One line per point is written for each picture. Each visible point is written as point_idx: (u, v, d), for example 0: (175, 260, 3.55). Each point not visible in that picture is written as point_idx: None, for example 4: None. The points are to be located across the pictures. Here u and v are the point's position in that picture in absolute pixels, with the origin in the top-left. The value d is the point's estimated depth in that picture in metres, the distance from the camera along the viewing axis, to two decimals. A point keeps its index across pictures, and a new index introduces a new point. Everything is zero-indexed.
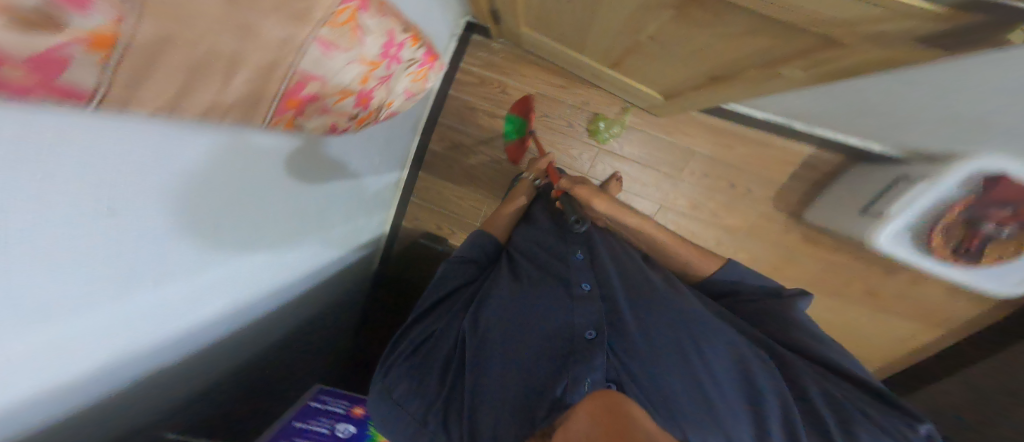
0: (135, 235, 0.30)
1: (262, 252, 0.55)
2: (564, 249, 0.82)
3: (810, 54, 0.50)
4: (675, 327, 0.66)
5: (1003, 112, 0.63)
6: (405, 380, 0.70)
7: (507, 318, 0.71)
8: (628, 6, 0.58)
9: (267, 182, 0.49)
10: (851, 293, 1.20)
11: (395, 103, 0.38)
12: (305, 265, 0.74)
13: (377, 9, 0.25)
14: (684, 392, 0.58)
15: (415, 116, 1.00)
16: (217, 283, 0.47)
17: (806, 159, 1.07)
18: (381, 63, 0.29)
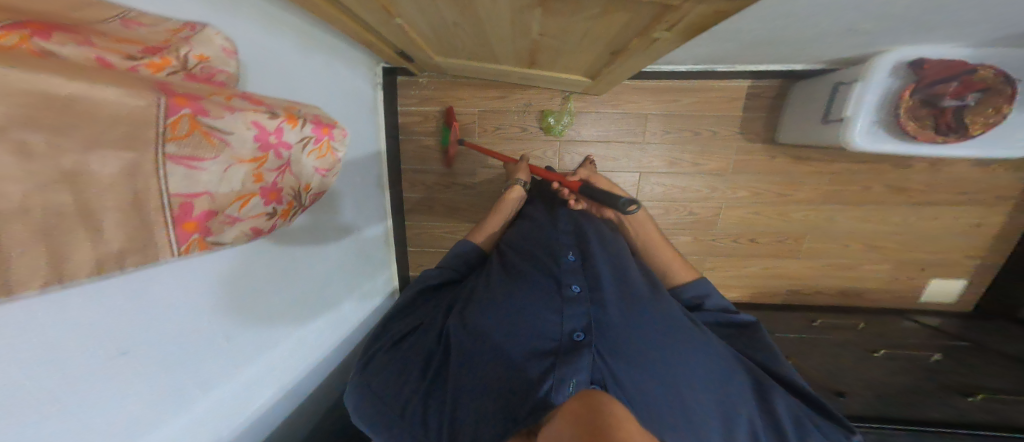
0: (148, 363, 0.39)
1: (281, 346, 0.66)
2: (557, 247, 0.75)
3: (662, 18, 0.48)
4: (659, 326, 0.61)
5: (880, 27, 0.59)
6: (385, 375, 0.62)
7: (496, 317, 0.63)
8: (505, 16, 0.60)
9: (250, 285, 0.56)
10: (874, 199, 1.08)
11: (314, 184, 0.38)
12: (327, 341, 0.82)
13: (220, 106, 0.26)
14: (659, 404, 0.53)
15: (374, 174, 1.10)
16: (240, 386, 0.55)
17: (749, 91, 1.07)
18: (267, 156, 0.30)
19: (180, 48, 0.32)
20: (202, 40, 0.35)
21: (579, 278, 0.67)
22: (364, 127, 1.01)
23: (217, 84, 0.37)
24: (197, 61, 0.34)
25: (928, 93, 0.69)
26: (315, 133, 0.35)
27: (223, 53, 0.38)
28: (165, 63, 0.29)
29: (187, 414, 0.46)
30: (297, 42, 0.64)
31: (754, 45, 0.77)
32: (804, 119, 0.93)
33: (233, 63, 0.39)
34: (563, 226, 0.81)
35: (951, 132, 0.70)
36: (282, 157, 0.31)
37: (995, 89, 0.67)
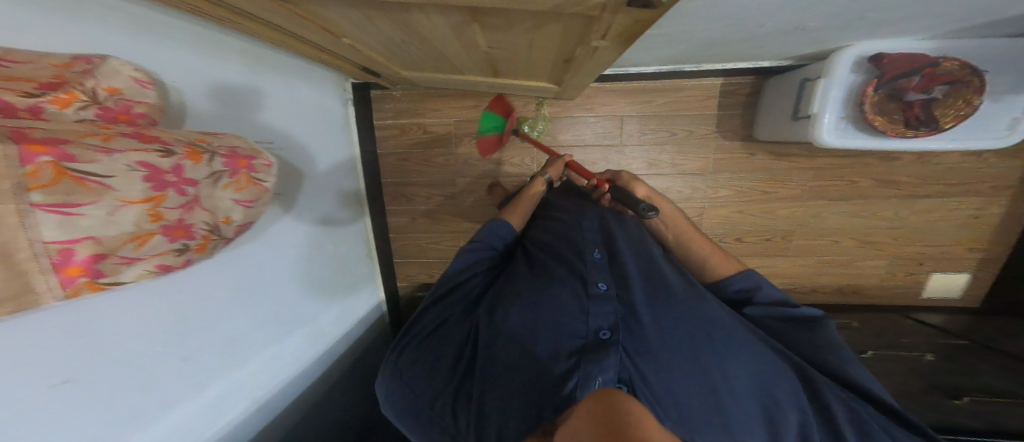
0: (92, 392, 0.37)
1: (250, 362, 0.63)
2: (582, 242, 0.68)
3: (593, 28, 0.49)
4: (694, 322, 0.55)
5: (836, 16, 0.58)
6: (417, 370, 0.60)
7: (523, 316, 0.58)
8: (448, 32, 0.60)
9: (207, 299, 0.53)
10: (860, 193, 1.03)
11: (234, 217, 0.38)
12: (301, 354, 0.78)
13: (93, 149, 0.24)
14: (697, 407, 0.49)
15: (348, 188, 1.10)
16: (210, 403, 0.54)
17: (722, 89, 1.05)
18: (165, 194, 0.29)
19: (83, 81, 0.33)
20: (109, 72, 0.36)
21: (605, 275, 0.61)
22: (334, 144, 1.02)
23: (133, 115, 0.38)
24: (106, 94, 0.35)
25: (891, 87, 0.70)
26: (229, 166, 0.35)
27: (135, 83, 0.39)
28: (73, 98, 0.31)
29: (154, 432, 0.45)
30: (244, 68, 0.66)
31: (715, 43, 0.75)
32: (779, 118, 0.92)
33: (151, 93, 0.41)
34: (588, 221, 0.72)
35: (921, 125, 0.70)
36: (186, 193, 0.31)
37: (959, 80, 0.67)
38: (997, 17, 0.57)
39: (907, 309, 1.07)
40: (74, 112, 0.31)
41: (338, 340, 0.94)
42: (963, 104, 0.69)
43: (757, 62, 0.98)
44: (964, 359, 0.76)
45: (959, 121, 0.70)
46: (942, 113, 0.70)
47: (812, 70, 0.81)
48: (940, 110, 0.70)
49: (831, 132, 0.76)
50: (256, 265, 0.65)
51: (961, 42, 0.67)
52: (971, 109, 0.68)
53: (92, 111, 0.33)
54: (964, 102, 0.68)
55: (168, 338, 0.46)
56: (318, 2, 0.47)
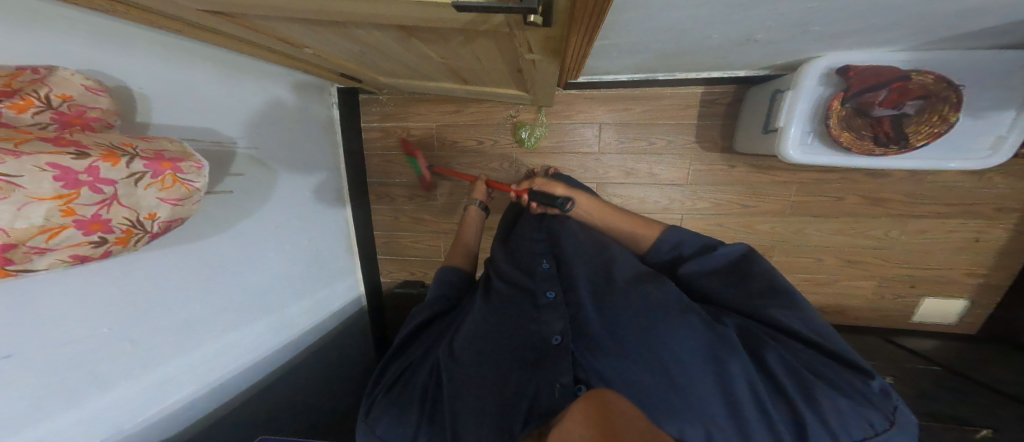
0: (32, 363, 0.42)
1: (204, 347, 0.68)
2: (532, 260, 0.66)
3: (518, 42, 0.50)
4: (637, 308, 0.50)
5: (777, 30, 0.56)
6: (388, 412, 0.54)
7: (476, 328, 0.55)
8: (393, 43, 0.62)
9: (162, 284, 0.58)
10: (845, 211, 1.02)
11: (161, 213, 0.42)
12: (258, 346, 0.82)
13: (1, 152, 0.27)
14: (652, 385, 0.43)
15: (332, 189, 1.17)
16: (153, 386, 0.59)
17: (702, 98, 1.01)
18: (79, 191, 0.32)
19: (38, 90, 0.37)
20: (59, 81, 0.40)
21: (553, 283, 0.58)
22: (314, 145, 1.09)
23: (87, 119, 0.42)
24: (60, 100, 0.39)
25: (858, 102, 0.67)
26: (152, 169, 0.39)
27: (87, 91, 0.43)
28: (28, 104, 0.35)
29: (82, 409, 0.50)
30: (214, 71, 0.71)
31: (673, 53, 0.74)
32: (754, 129, 0.89)
33: (103, 99, 0.44)
34: (533, 235, 0.71)
35: (889, 142, 0.69)
36: (103, 192, 0.34)
37: (934, 95, 0.64)
38: (963, 30, 0.53)
39: (896, 332, 1.08)
40: (29, 116, 0.36)
41: (306, 330, 1.00)
42: (939, 121, 0.66)
43: (733, 73, 0.92)
44: (925, 383, 0.75)
45: (932, 138, 0.68)
46: (914, 131, 0.68)
47: (783, 81, 0.78)
48: (912, 127, 0.68)
49: (796, 147, 0.76)
50: (222, 261, 0.71)
51: (938, 53, 0.63)
52: (947, 126, 0.66)
53: (47, 116, 0.38)
54: (939, 119, 0.66)
55: (114, 324, 0.52)
56: (261, 17, 0.52)
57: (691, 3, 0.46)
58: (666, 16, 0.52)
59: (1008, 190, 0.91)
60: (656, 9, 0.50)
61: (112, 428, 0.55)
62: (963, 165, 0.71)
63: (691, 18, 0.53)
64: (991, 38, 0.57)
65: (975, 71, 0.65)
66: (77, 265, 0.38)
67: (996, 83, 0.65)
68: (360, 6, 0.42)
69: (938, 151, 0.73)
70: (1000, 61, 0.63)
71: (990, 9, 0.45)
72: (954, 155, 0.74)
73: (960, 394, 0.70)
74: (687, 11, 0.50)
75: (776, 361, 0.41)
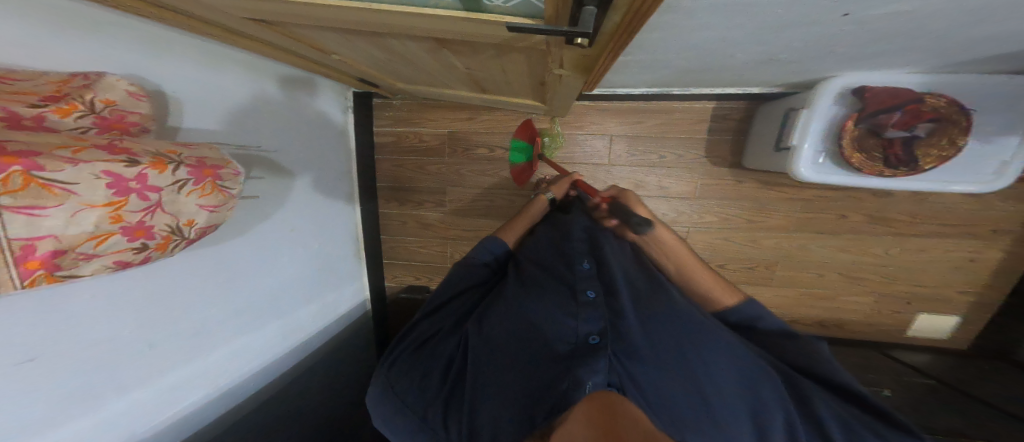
0: (51, 368, 0.41)
1: (219, 349, 0.67)
2: (571, 253, 0.64)
3: (549, 58, 0.52)
4: (682, 327, 0.50)
5: (798, 51, 0.59)
6: (405, 379, 0.56)
7: (511, 317, 0.56)
8: (422, 53, 0.63)
9: (179, 282, 0.58)
10: (848, 229, 1.05)
11: (199, 219, 0.42)
12: (268, 346, 0.81)
13: (61, 159, 0.27)
14: (691, 411, 0.44)
15: (343, 191, 1.17)
16: (167, 388, 0.58)
17: (712, 113, 1.04)
18: (127, 199, 0.32)
19: (83, 95, 0.38)
20: (105, 87, 0.41)
21: (594, 283, 0.57)
22: (331, 151, 1.11)
23: (127, 123, 0.43)
24: (103, 105, 0.40)
25: (871, 122, 0.71)
26: (195, 175, 0.39)
27: (130, 96, 0.44)
28: (73, 108, 0.36)
29: (101, 414, 0.49)
30: (242, 74, 0.73)
31: (690, 70, 0.77)
32: (765, 146, 0.92)
33: (143, 105, 0.46)
34: (576, 231, 0.69)
35: (900, 164, 0.72)
36: (148, 199, 0.34)
37: (945, 118, 0.68)
38: (977, 54, 0.56)
39: (889, 346, 1.11)
40: (73, 121, 0.36)
41: (313, 335, 0.98)
42: (948, 143, 0.70)
43: (748, 89, 0.95)
44: (922, 397, 0.76)
45: (938, 162, 0.71)
46: (925, 153, 0.71)
47: (796, 100, 0.81)
48: (922, 148, 0.71)
49: (808, 166, 0.78)
50: (234, 260, 0.70)
51: (944, 78, 0.66)
52: (953, 149, 0.70)
53: (90, 120, 0.38)
54: (949, 142, 0.70)
55: (133, 327, 0.51)
56: (300, 25, 0.53)
57: (720, 24, 0.48)
58: (691, 35, 0.54)
59: (1001, 213, 0.95)
60: (684, 29, 0.53)
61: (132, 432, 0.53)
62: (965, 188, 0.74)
63: (713, 39, 0.55)
64: (996, 64, 0.61)
65: (981, 95, 0.68)
66: (117, 271, 0.37)
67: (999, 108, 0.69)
68: (405, 19, 0.43)
69: (942, 172, 0.77)
70: (1009, 87, 0.66)
71: (1010, 35, 0.48)
72: (958, 176, 0.77)
73: (957, 408, 0.72)
74: (713, 32, 0.52)
75: (827, 412, 0.43)
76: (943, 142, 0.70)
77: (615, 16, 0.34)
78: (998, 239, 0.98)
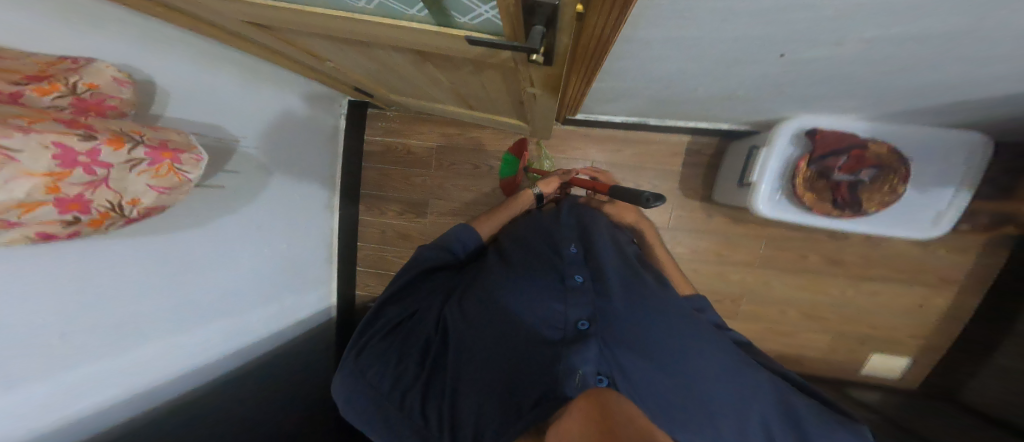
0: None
1: (172, 336, 0.66)
2: (560, 240, 0.68)
3: (516, 75, 0.55)
4: (661, 316, 0.54)
5: (752, 89, 0.63)
6: (381, 364, 0.55)
7: (493, 301, 0.58)
8: (406, 64, 0.67)
9: (124, 264, 0.56)
10: (811, 267, 1.07)
11: (145, 199, 0.42)
12: (225, 342, 0.78)
13: (13, 127, 0.28)
14: (677, 406, 0.46)
15: (322, 195, 1.17)
16: (92, 376, 0.53)
17: (688, 147, 1.09)
18: (72, 171, 0.32)
19: (66, 76, 0.39)
20: (92, 72, 0.43)
21: (581, 268, 0.60)
22: (315, 154, 1.13)
23: (105, 107, 0.43)
24: (86, 88, 0.41)
25: (822, 164, 0.77)
26: (151, 156, 0.40)
27: (114, 82, 0.46)
28: (53, 89, 0.37)
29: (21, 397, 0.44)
30: (236, 76, 0.78)
31: (660, 102, 0.82)
32: (731, 181, 0.95)
33: (126, 91, 0.47)
34: (566, 220, 0.73)
35: (846, 205, 0.78)
36: (95, 174, 0.34)
37: (885, 166, 0.75)
38: (911, 105, 0.61)
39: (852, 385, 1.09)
40: (50, 100, 0.37)
41: (271, 333, 0.94)
42: (890, 190, 0.77)
43: (717, 125, 0.99)
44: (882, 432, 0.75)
45: (880, 206, 0.77)
46: (869, 197, 0.78)
47: (758, 138, 0.86)
48: (865, 193, 0.78)
49: (767, 202, 0.83)
50: (184, 255, 0.67)
51: (891, 127, 0.72)
52: (894, 196, 0.76)
53: (68, 101, 0.38)
54: (889, 189, 0.76)
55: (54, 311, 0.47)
56: (291, 32, 0.57)
57: (678, 56, 0.52)
58: (657, 66, 0.58)
59: (961, 262, 0.98)
60: (647, 61, 0.57)
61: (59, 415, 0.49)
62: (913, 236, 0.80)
63: (677, 70, 0.59)
64: (935, 117, 0.66)
65: (926, 146, 0.74)
66: (33, 243, 0.36)
67: (942, 159, 0.75)
68: (378, 29, 0.46)
69: (893, 216, 0.82)
70: (948, 138, 0.71)
71: (931, 87, 0.54)
72: (905, 222, 0.82)
73: None
74: (673, 65, 0.57)
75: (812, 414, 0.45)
76: (885, 190, 0.77)
77: (562, 37, 0.36)
78: (961, 289, 1.00)
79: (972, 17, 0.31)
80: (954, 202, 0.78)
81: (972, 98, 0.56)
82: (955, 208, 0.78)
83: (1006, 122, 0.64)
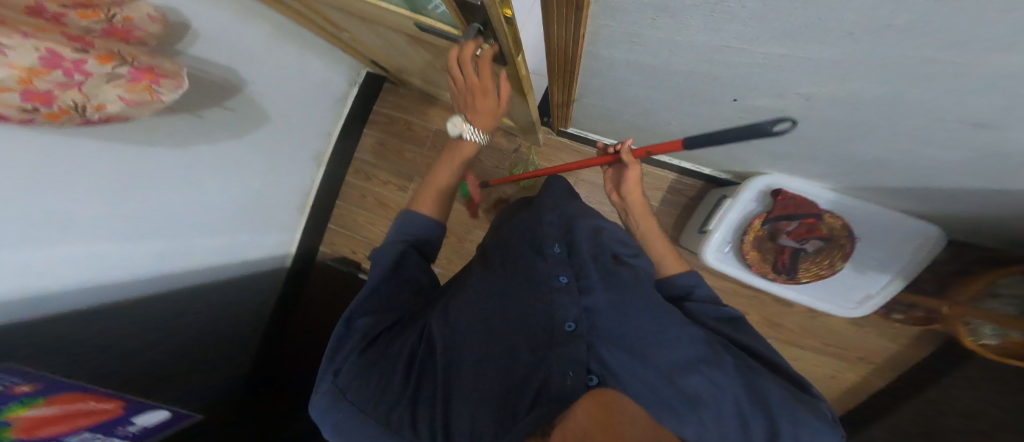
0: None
1: (148, 243, 0.67)
2: (542, 236, 0.65)
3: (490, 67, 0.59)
4: (647, 314, 0.52)
5: (720, 131, 0.65)
6: (362, 382, 0.51)
7: (475, 301, 0.56)
8: (401, 42, 0.71)
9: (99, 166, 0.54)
10: (765, 328, 1.05)
11: (110, 108, 0.41)
12: (193, 261, 0.80)
13: (14, 31, 0.30)
14: (668, 398, 0.45)
15: (315, 150, 1.22)
16: (89, 253, 0.56)
17: (670, 184, 1.10)
18: (51, 72, 0.34)
19: (109, 7, 0.42)
20: (131, 6, 0.47)
21: (564, 268, 0.59)
22: (320, 112, 1.18)
23: (129, 35, 0.46)
24: (122, 19, 0.44)
25: (774, 225, 0.86)
26: (131, 74, 0.42)
27: (147, 18, 0.50)
28: (93, 15, 0.40)
29: (19, 259, 0.44)
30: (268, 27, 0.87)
31: (641, 129, 0.84)
32: (697, 224, 1.02)
33: (154, 26, 0.51)
34: (549, 215, 0.69)
35: (785, 268, 0.87)
36: (72, 78, 0.35)
37: (833, 240, 0.84)
38: (879, 179, 0.63)
39: None
40: (87, 23, 0.39)
41: (234, 264, 0.95)
42: (828, 265, 0.85)
43: (700, 167, 1.02)
44: None
45: (814, 278, 0.86)
46: (808, 267, 0.86)
47: (730, 189, 0.93)
48: (807, 264, 0.87)
49: (715, 251, 0.94)
50: (154, 175, 0.65)
51: (846, 204, 0.79)
52: (828, 272, 0.84)
53: (101, 27, 0.41)
54: (828, 263, 0.85)
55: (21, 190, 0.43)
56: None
57: (648, 80, 0.55)
58: (632, 89, 0.61)
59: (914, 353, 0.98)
60: (620, 83, 0.61)
61: (60, 282, 0.51)
62: (844, 313, 0.88)
63: (652, 97, 0.62)
64: (894, 198, 0.69)
65: (874, 227, 0.80)
66: None
67: (887, 241, 0.81)
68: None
69: (826, 285, 0.92)
70: (898, 225, 0.78)
71: (884, 164, 0.55)
72: (832, 295, 0.93)
73: None
74: (642, 91, 0.61)
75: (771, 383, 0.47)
76: (823, 264, 0.85)
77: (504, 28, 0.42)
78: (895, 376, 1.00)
79: (888, 88, 0.34)
80: (883, 290, 0.87)
81: (935, 186, 0.57)
82: (880, 296, 0.87)
83: (961, 217, 0.65)
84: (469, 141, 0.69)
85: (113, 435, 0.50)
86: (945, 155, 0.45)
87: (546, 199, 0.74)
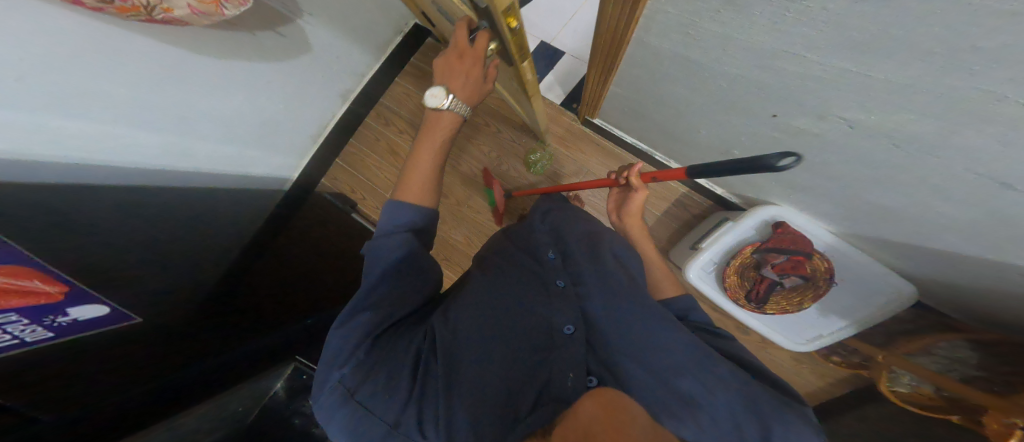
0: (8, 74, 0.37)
1: (151, 132, 0.63)
2: (538, 244, 0.74)
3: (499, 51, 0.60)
4: (637, 317, 0.57)
5: (745, 149, 0.65)
6: (371, 381, 0.46)
7: (481, 300, 0.58)
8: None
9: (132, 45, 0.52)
10: None
11: (176, 13, 0.38)
12: (202, 164, 0.79)
13: None
14: (660, 397, 0.49)
15: (344, 86, 1.19)
16: (94, 127, 0.53)
17: (678, 197, 1.10)
18: None
19: None
20: None
21: (561, 275, 0.66)
22: (360, 51, 1.14)
23: None
24: None
25: (763, 255, 0.89)
26: None
27: None
28: None
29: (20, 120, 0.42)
30: None
31: (668, 134, 0.82)
32: (690, 238, 1.05)
33: None
34: (542, 225, 0.78)
35: (758, 297, 0.92)
36: None
37: (812, 280, 0.87)
38: (890, 229, 0.63)
39: None
40: None
41: (234, 176, 0.92)
42: (797, 302, 0.90)
43: (713, 186, 1.02)
44: None
45: (780, 310, 0.92)
46: (778, 300, 0.92)
47: (732, 214, 0.96)
48: (776, 296, 0.92)
49: (698, 269, 0.99)
50: (182, 70, 0.62)
51: (840, 249, 0.83)
52: (795, 307, 0.90)
53: None
54: (798, 300, 0.90)
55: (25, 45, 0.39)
56: None
57: (695, 80, 0.54)
58: (676, 88, 0.60)
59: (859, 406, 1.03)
60: (664, 80, 0.60)
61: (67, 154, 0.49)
62: (795, 347, 0.98)
63: (693, 101, 0.61)
64: (895, 253, 0.72)
65: (858, 279, 0.84)
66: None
67: (860, 291, 0.86)
68: None
69: (790, 319, 0.98)
70: (879, 281, 0.81)
71: (897, 214, 0.56)
72: (792, 331, 0.99)
73: None
74: (682, 90, 0.60)
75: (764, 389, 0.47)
76: (792, 300, 0.90)
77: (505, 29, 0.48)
78: None
79: (933, 129, 0.33)
80: (832, 333, 0.93)
81: (942, 247, 0.57)
82: (829, 338, 0.94)
83: (965, 290, 0.66)
84: (450, 114, 0.61)
85: (39, 324, 0.37)
86: (945, 210, 0.46)
87: (543, 208, 0.84)
